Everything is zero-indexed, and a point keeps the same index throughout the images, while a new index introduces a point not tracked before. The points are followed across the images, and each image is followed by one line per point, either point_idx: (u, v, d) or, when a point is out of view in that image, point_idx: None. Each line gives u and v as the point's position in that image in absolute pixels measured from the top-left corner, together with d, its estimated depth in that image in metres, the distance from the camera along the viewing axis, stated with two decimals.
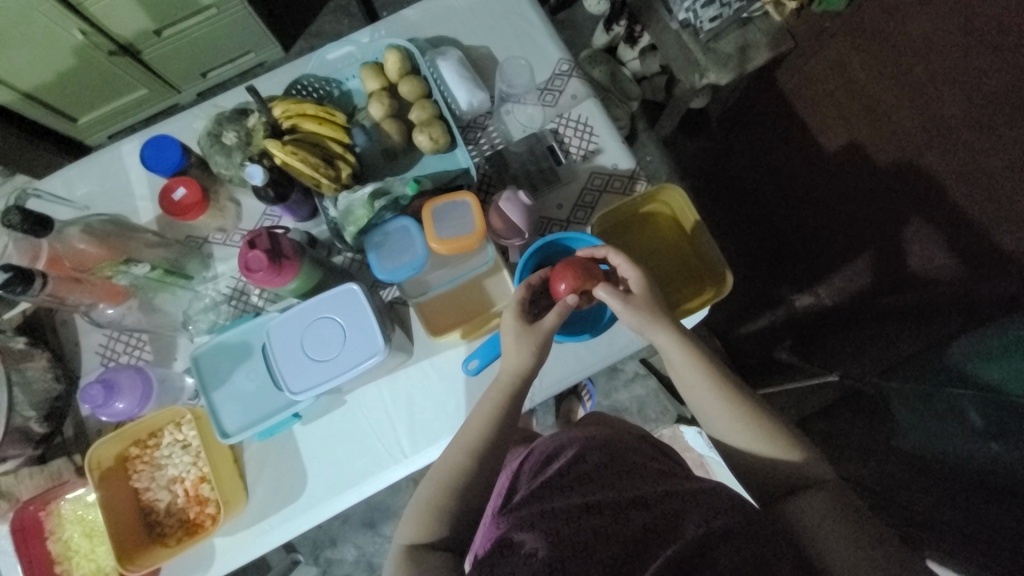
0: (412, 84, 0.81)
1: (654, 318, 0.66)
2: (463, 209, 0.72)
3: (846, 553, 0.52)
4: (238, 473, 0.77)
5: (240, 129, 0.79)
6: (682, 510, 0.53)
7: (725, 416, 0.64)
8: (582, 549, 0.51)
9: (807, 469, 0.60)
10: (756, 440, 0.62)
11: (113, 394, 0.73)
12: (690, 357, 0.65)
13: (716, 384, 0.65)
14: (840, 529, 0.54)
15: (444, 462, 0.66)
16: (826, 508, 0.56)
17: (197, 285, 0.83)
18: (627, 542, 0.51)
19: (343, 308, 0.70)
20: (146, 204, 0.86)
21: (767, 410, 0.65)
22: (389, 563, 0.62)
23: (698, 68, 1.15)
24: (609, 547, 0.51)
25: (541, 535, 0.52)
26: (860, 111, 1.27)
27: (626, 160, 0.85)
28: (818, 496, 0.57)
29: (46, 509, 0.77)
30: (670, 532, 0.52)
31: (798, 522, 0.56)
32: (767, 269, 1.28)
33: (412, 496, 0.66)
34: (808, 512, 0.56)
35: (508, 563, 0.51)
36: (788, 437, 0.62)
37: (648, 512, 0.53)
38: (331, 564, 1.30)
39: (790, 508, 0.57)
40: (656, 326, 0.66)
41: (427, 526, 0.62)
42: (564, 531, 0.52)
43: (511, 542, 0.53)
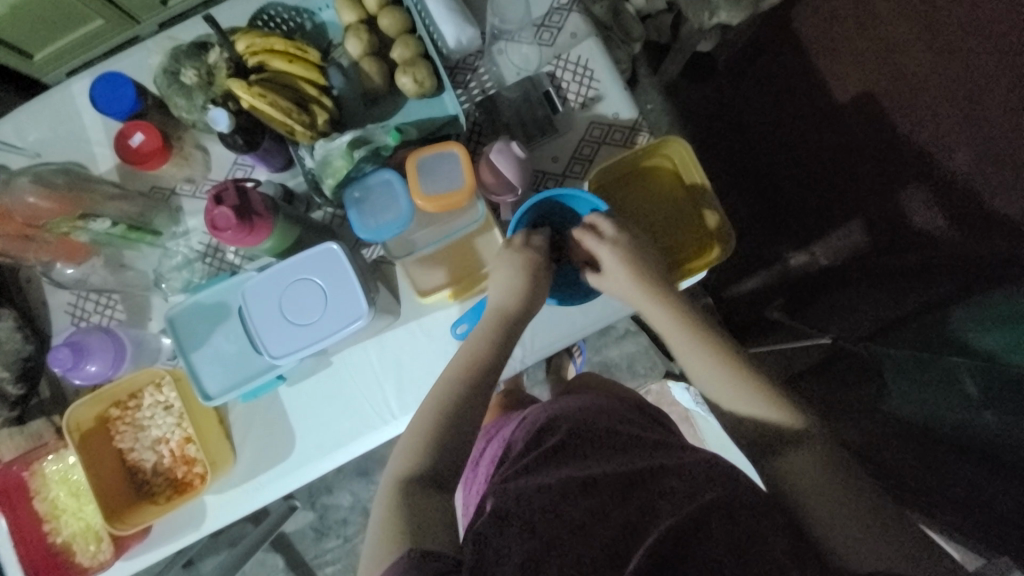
0: (393, 17, 0.72)
1: (628, 274, 0.67)
2: (452, 161, 0.67)
3: (835, 516, 0.53)
4: (224, 434, 0.76)
5: (200, 66, 0.71)
6: (677, 486, 0.53)
7: (704, 372, 0.63)
8: (579, 527, 0.50)
9: (797, 427, 0.58)
10: (744, 401, 0.61)
11: (82, 356, 0.70)
12: (665, 311, 0.66)
13: (700, 343, 0.64)
14: (827, 488, 0.54)
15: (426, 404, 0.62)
16: (812, 464, 0.55)
17: (167, 242, 0.77)
18: (623, 519, 0.51)
19: (324, 269, 0.66)
20: (104, 150, 0.78)
21: (752, 365, 0.63)
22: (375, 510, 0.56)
23: (708, 6, 1.06)
24: (607, 524, 0.50)
25: (536, 511, 0.52)
26: (873, 59, 1.21)
27: (628, 109, 0.78)
28: (805, 454, 0.56)
29: (30, 470, 0.76)
30: (666, 509, 0.51)
31: (791, 485, 0.55)
32: (766, 224, 1.24)
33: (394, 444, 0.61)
34: (794, 471, 0.56)
35: (504, 538, 0.50)
36: (775, 394, 0.60)
37: (645, 492, 0.53)
38: (327, 509, 1.34)
39: (777, 467, 0.57)
40: (630, 283, 0.67)
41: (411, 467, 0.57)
42: (559, 506, 0.52)
43: (506, 516, 0.52)
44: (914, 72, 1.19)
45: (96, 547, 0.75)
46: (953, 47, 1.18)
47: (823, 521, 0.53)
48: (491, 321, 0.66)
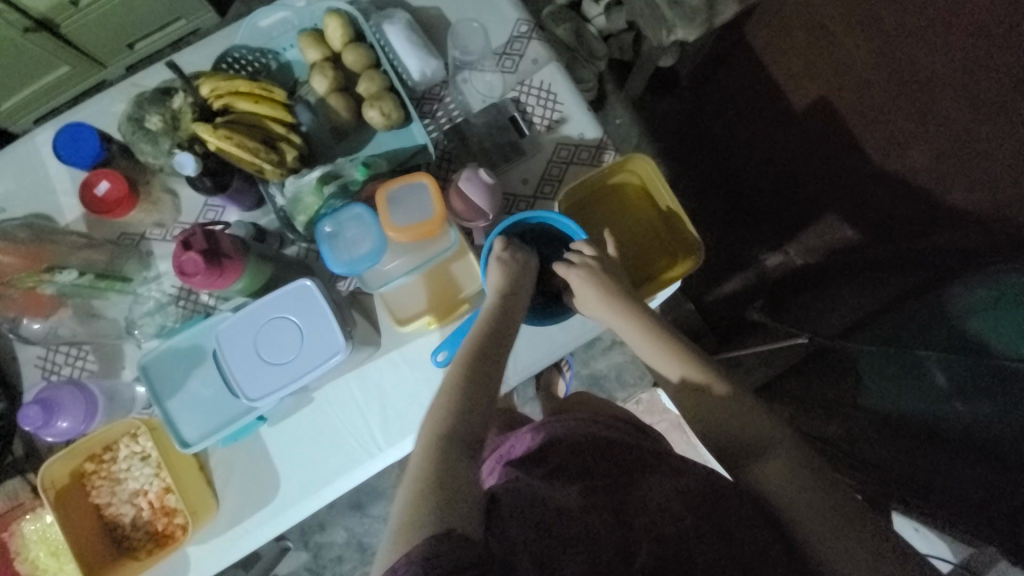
0: (357, 53, 0.74)
1: (596, 295, 0.68)
2: (421, 191, 0.68)
3: (818, 523, 0.51)
4: (206, 480, 0.74)
5: (165, 111, 0.71)
6: (670, 493, 0.54)
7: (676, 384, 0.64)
8: (571, 546, 0.49)
9: (767, 433, 0.57)
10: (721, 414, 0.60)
11: (53, 413, 0.68)
12: (634, 327, 0.66)
13: (677, 359, 0.64)
14: (801, 492, 0.53)
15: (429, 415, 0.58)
16: (785, 471, 0.55)
17: (137, 287, 0.76)
18: (618, 531, 0.50)
19: (298, 306, 0.66)
20: (69, 199, 0.78)
21: (721, 372, 0.63)
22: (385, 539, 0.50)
23: (665, 24, 1.11)
24: (600, 541, 0.49)
25: (529, 531, 0.51)
26: (823, 65, 1.25)
27: (592, 129, 0.81)
28: (776, 458, 0.55)
29: (9, 530, 0.73)
30: (659, 518, 0.51)
31: (770, 493, 0.54)
32: (736, 227, 1.29)
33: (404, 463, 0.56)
34: (770, 478, 0.55)
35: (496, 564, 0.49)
36: (742, 400, 0.60)
37: (637, 502, 0.53)
38: (322, 548, 1.30)
39: (753, 477, 0.56)
40: (600, 302, 0.68)
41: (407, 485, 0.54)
42: (553, 525, 0.51)
43: (497, 534, 0.52)
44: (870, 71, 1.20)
45: None
46: None
47: (806, 530, 0.52)
48: (476, 340, 0.64)
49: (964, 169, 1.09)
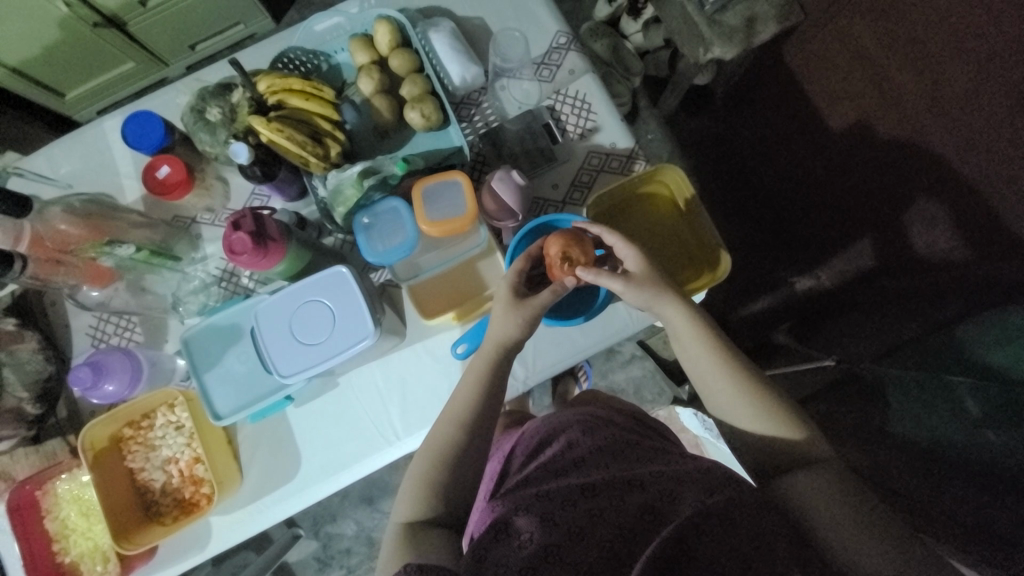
0: (402, 58, 0.78)
1: (660, 292, 0.66)
2: (454, 189, 0.70)
3: (844, 525, 0.52)
4: (231, 454, 0.77)
5: (224, 104, 0.77)
6: (675, 491, 0.53)
7: (727, 389, 0.64)
8: (577, 532, 0.51)
9: (807, 447, 0.59)
10: (757, 415, 0.62)
11: (102, 376, 0.73)
12: (697, 329, 0.65)
13: (727, 365, 0.64)
14: (835, 501, 0.54)
15: (434, 435, 0.66)
16: (827, 484, 0.56)
17: (186, 267, 0.82)
18: (621, 523, 0.51)
19: (332, 290, 0.69)
20: (131, 181, 0.84)
21: (772, 387, 0.64)
22: (387, 542, 0.61)
23: (702, 42, 1.12)
24: (606, 529, 0.50)
25: (535, 519, 0.53)
26: (867, 84, 1.15)
27: (625, 139, 0.82)
28: (817, 476, 0.56)
29: (42, 489, 0.77)
30: (661, 517, 0.51)
31: (801, 496, 0.56)
32: (763, 254, 1.37)
33: (406, 472, 0.66)
34: (805, 489, 0.56)
35: (504, 547, 0.52)
36: (790, 414, 0.62)
37: (642, 495, 0.53)
38: (332, 539, 1.33)
39: (791, 485, 0.57)
40: (663, 299, 0.66)
41: (423, 502, 0.62)
42: (559, 514, 0.53)
43: (508, 523, 0.54)
44: (909, 81, 1.06)
45: (103, 568, 0.76)
46: None
47: (831, 527, 0.53)
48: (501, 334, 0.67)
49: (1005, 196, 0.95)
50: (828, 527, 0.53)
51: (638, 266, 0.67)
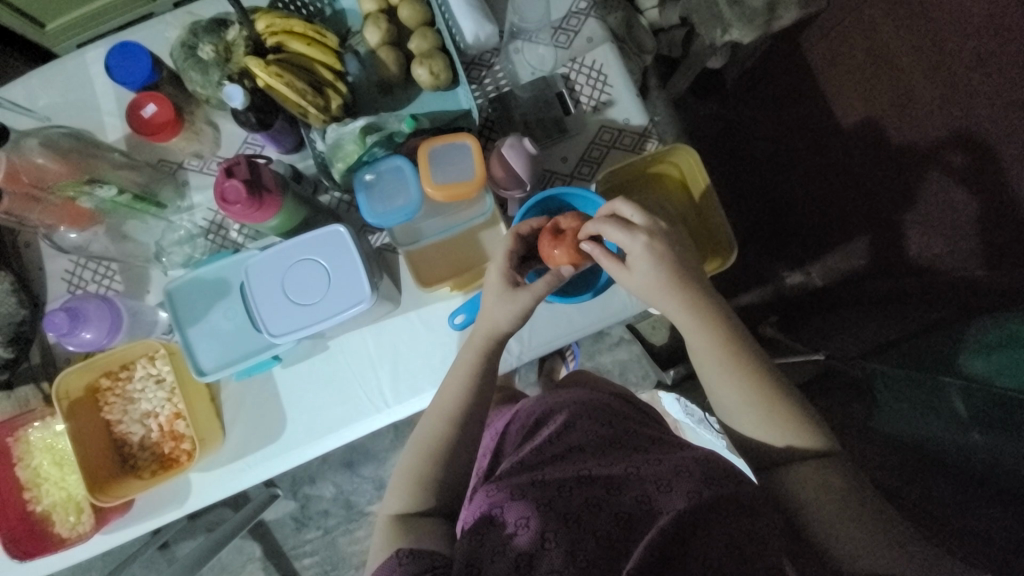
0: (413, 9, 0.73)
1: (662, 290, 0.62)
2: (463, 152, 0.67)
3: (834, 518, 0.57)
4: (215, 411, 0.75)
5: (218, 42, 0.70)
6: (673, 481, 0.53)
7: (734, 398, 0.63)
8: (572, 519, 0.51)
9: (815, 448, 0.60)
10: (766, 425, 0.62)
11: (78, 323, 0.69)
12: (703, 333, 0.63)
13: (733, 372, 0.62)
14: (828, 499, 0.58)
15: (423, 429, 0.66)
16: (822, 479, 0.59)
17: (171, 215, 0.77)
18: (619, 513, 0.51)
19: (328, 251, 0.66)
20: (113, 120, 0.78)
21: (783, 388, 0.62)
22: (378, 533, 0.62)
23: (721, 23, 1.08)
24: (601, 517, 0.51)
25: (532, 504, 0.53)
26: (883, 84, 1.24)
27: (639, 116, 0.79)
28: (814, 469, 0.59)
29: (13, 436, 0.75)
30: (657, 507, 0.51)
31: (796, 489, 0.59)
32: (762, 245, 1.25)
33: (396, 466, 0.66)
34: (801, 487, 0.59)
35: (498, 534, 0.52)
36: (801, 420, 0.61)
37: (639, 484, 0.54)
38: (309, 500, 1.33)
39: (789, 481, 0.60)
40: (663, 297, 0.63)
41: (421, 482, 0.63)
42: (555, 500, 0.53)
43: (502, 509, 0.54)
44: (925, 91, 1.22)
45: (76, 519, 0.75)
46: (963, 79, 1.20)
47: (820, 518, 0.57)
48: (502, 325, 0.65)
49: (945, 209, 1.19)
50: (818, 518, 0.57)
51: (643, 272, 0.62)
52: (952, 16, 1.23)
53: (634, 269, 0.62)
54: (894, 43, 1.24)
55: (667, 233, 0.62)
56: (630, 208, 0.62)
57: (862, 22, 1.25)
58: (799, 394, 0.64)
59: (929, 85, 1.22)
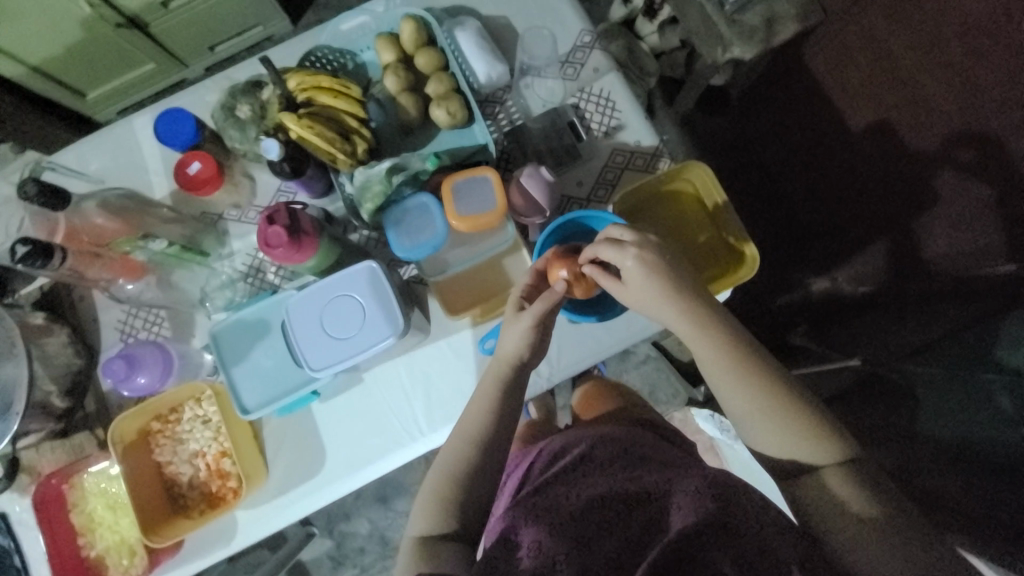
0: (429, 56, 0.79)
1: (661, 295, 0.62)
2: (484, 185, 0.71)
3: (853, 529, 0.54)
4: (258, 448, 0.78)
5: (254, 102, 0.78)
6: (681, 497, 0.55)
7: (744, 404, 0.60)
8: (583, 544, 0.54)
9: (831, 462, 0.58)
10: (779, 433, 0.59)
11: (134, 368, 0.74)
12: (705, 337, 0.62)
13: (742, 378, 0.60)
14: (852, 503, 0.55)
15: (444, 457, 0.66)
16: (845, 489, 0.56)
17: (215, 263, 0.82)
18: (628, 535, 0.54)
19: (361, 287, 0.69)
20: (160, 178, 0.85)
21: (794, 393, 0.60)
22: (401, 555, 0.62)
23: (722, 42, 1.12)
24: (609, 540, 0.54)
25: (543, 530, 0.56)
26: (892, 86, 1.25)
27: (649, 137, 0.82)
28: (836, 481, 0.57)
29: (68, 483, 0.78)
30: (664, 527, 0.54)
31: (810, 500, 0.57)
32: (784, 251, 1.23)
33: (425, 479, 0.66)
34: (820, 499, 0.57)
35: (512, 559, 0.55)
36: (817, 428, 0.58)
37: (650, 505, 0.56)
38: (345, 537, 1.33)
39: (807, 492, 0.58)
40: (661, 303, 0.63)
41: (463, 514, 0.63)
42: (565, 526, 0.56)
43: (514, 538, 0.57)
44: (933, 91, 1.23)
45: (129, 561, 0.77)
46: (969, 78, 1.22)
47: (835, 529, 0.55)
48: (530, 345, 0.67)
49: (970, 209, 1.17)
50: (833, 530, 0.55)
51: (638, 283, 0.63)
52: (953, 18, 1.24)
53: (630, 285, 0.64)
54: (898, 47, 1.26)
55: (657, 245, 0.64)
56: (619, 228, 0.65)
57: (862, 31, 1.28)
58: (814, 401, 0.61)
59: (940, 84, 1.23)
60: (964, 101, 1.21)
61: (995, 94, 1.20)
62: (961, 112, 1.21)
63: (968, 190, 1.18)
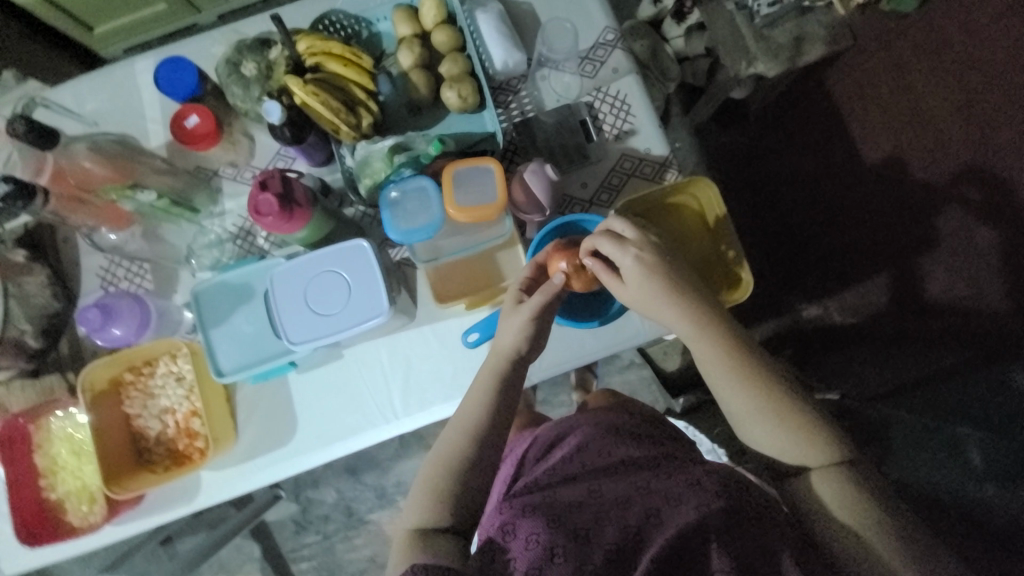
0: (447, 34, 0.76)
1: (665, 300, 0.63)
2: (487, 175, 0.69)
3: (845, 529, 0.57)
4: (229, 411, 0.77)
5: (261, 60, 0.75)
6: (684, 492, 0.56)
7: (746, 403, 0.62)
8: (583, 533, 0.54)
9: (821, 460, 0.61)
10: (775, 434, 0.62)
11: (110, 319, 0.72)
12: (710, 342, 0.63)
13: (744, 385, 0.62)
14: (848, 499, 0.58)
15: (440, 447, 0.66)
16: (839, 486, 0.59)
17: (204, 220, 0.81)
18: (630, 525, 0.54)
19: (351, 264, 0.68)
20: (157, 127, 0.82)
21: (797, 395, 0.63)
22: (394, 547, 0.63)
23: (747, 56, 1.11)
24: (610, 529, 0.54)
25: (542, 521, 0.55)
26: (908, 120, 1.24)
27: (660, 146, 0.81)
28: (829, 476, 0.60)
29: (35, 424, 0.78)
30: (665, 518, 0.54)
31: (806, 495, 0.61)
32: (778, 276, 1.23)
33: (413, 479, 0.67)
34: (816, 492, 0.60)
35: (511, 548, 0.54)
36: (813, 429, 0.61)
37: (650, 497, 0.57)
38: (311, 504, 1.34)
39: (801, 487, 0.61)
40: (672, 311, 0.63)
41: (436, 510, 0.63)
42: (564, 516, 0.56)
43: (512, 526, 0.56)
44: (949, 127, 1.22)
45: (88, 508, 0.77)
46: (985, 117, 1.21)
47: (828, 521, 0.58)
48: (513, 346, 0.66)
49: (972, 247, 1.17)
50: (829, 524, 0.58)
51: (635, 284, 0.63)
52: (979, 61, 1.23)
53: (629, 287, 0.64)
54: (918, 82, 1.24)
55: (656, 246, 0.64)
56: (622, 222, 0.65)
57: (888, 61, 1.26)
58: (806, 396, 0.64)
59: (958, 121, 1.22)
60: (979, 139, 1.21)
61: (1010, 138, 1.20)
62: (974, 149, 1.21)
63: (973, 228, 1.18)
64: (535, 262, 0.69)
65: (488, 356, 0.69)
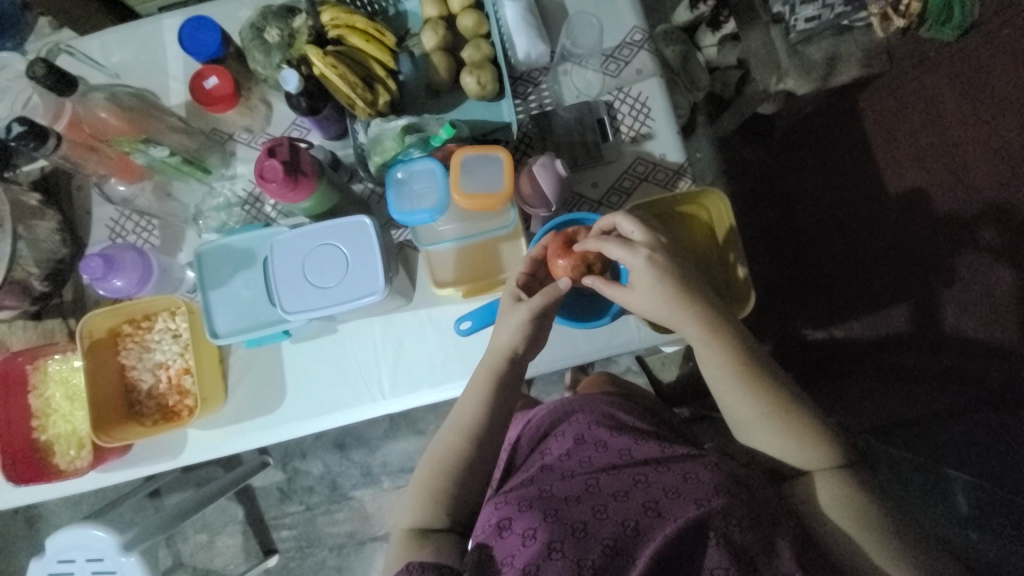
0: (473, 18, 0.75)
1: (675, 308, 0.62)
2: (494, 164, 0.69)
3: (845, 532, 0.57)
4: (221, 372, 0.78)
5: (284, 27, 0.74)
6: (681, 488, 0.57)
7: (750, 409, 0.62)
8: (581, 527, 0.55)
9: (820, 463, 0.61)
10: (779, 439, 0.62)
11: (112, 270, 0.72)
12: (716, 349, 0.62)
13: (750, 393, 0.62)
14: (848, 498, 0.58)
15: (437, 446, 0.67)
16: (835, 491, 0.59)
17: (214, 181, 0.82)
18: (628, 521, 0.55)
19: (351, 238, 0.68)
20: (177, 85, 0.83)
21: (802, 403, 0.63)
22: (390, 547, 0.63)
23: (778, 71, 1.09)
24: (608, 523, 0.55)
25: (539, 516, 0.56)
26: (934, 151, 1.20)
27: (675, 153, 0.79)
28: (829, 480, 0.60)
29: (33, 364, 0.79)
30: (665, 512, 0.55)
31: (804, 497, 0.61)
32: (785, 296, 1.22)
33: (413, 474, 0.67)
34: (818, 496, 0.60)
35: (508, 544, 0.55)
36: (815, 436, 0.61)
37: (647, 492, 0.58)
38: (297, 474, 1.36)
39: (802, 491, 0.61)
40: (681, 316, 0.62)
41: (423, 510, 0.63)
42: (562, 510, 0.57)
43: (508, 522, 0.57)
44: (976, 159, 1.18)
45: (76, 453, 0.79)
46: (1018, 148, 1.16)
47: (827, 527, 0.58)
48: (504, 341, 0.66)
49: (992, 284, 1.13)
50: (825, 530, 0.58)
51: (643, 287, 0.62)
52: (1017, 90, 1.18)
53: (637, 290, 0.63)
54: (949, 112, 1.21)
55: (666, 248, 0.63)
56: (630, 223, 0.63)
57: (922, 89, 1.22)
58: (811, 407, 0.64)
59: (985, 152, 1.18)
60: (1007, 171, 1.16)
61: None
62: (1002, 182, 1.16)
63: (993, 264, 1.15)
64: (530, 254, 0.69)
65: (485, 356, 0.69)
